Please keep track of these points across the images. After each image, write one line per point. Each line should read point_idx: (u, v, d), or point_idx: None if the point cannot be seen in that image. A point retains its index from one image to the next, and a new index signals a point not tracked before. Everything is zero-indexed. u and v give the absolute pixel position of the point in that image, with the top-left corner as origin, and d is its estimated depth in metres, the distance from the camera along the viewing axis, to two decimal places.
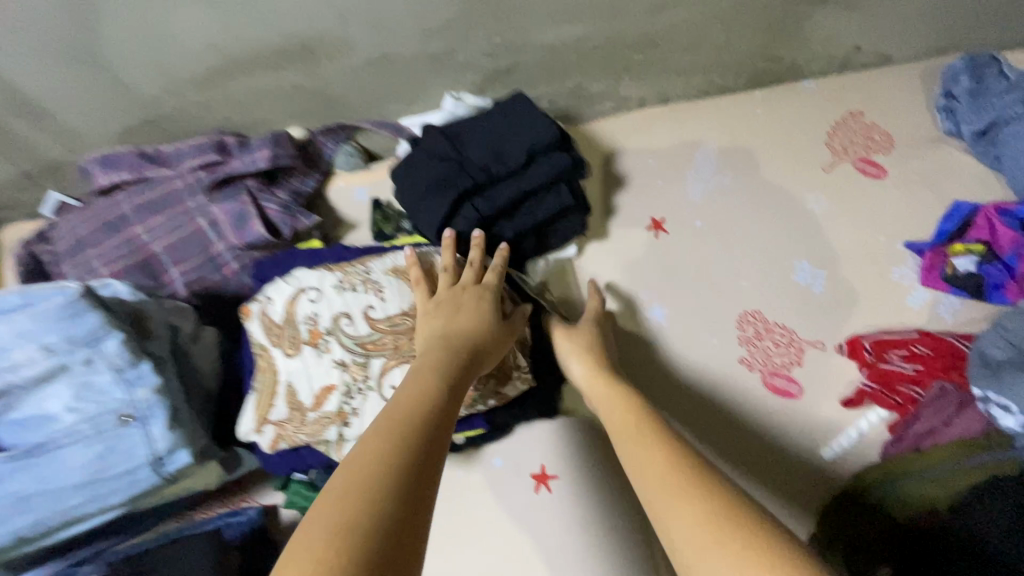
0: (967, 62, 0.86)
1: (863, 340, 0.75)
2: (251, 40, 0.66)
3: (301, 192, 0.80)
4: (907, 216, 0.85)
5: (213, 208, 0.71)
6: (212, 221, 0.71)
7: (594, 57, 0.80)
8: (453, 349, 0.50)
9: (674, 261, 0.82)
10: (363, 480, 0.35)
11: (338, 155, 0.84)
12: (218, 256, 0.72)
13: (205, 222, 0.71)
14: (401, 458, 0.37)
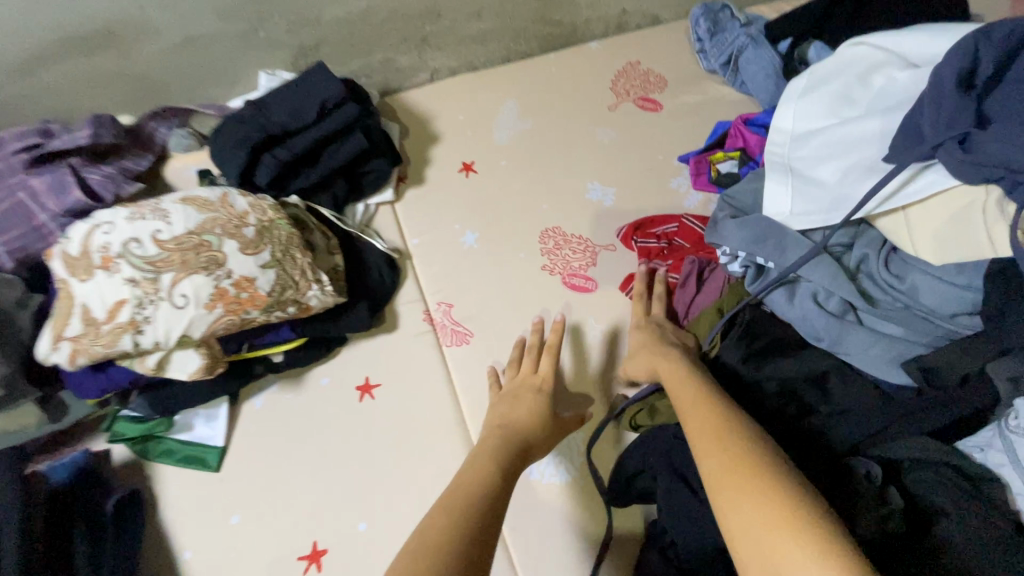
0: (704, 9, 1.04)
1: (632, 240, 0.87)
2: (55, 26, 0.75)
3: (133, 170, 0.86)
4: (683, 137, 0.99)
5: (32, 180, 0.77)
6: (32, 193, 0.77)
7: (387, 32, 0.93)
8: (508, 444, 0.63)
9: (485, 194, 0.92)
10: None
11: (169, 138, 0.90)
12: (42, 226, 0.77)
13: (25, 194, 0.77)
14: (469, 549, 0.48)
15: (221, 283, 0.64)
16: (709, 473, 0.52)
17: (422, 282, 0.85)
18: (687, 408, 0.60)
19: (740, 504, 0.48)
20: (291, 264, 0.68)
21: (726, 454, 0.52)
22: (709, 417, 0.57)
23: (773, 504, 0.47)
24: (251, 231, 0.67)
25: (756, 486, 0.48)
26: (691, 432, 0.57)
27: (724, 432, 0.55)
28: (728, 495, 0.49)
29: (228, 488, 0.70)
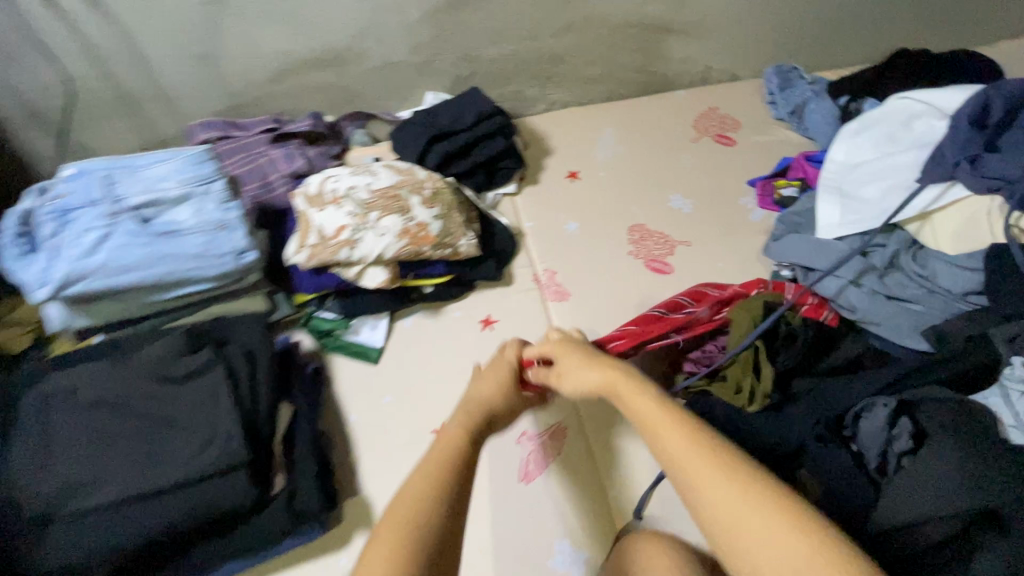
0: (776, 70, 1.28)
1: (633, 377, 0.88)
2: (306, 50, 1.08)
3: (329, 153, 1.14)
4: (752, 167, 1.20)
5: (271, 151, 1.09)
6: (270, 159, 1.08)
7: (524, 70, 1.22)
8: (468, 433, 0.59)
9: (585, 195, 1.17)
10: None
11: (355, 135, 1.21)
12: (272, 182, 1.06)
13: (265, 159, 1.08)
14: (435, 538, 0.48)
15: (408, 222, 0.91)
16: (709, 508, 0.46)
17: (533, 253, 1.09)
18: (658, 426, 0.52)
19: (756, 543, 0.43)
20: (452, 217, 0.95)
21: (722, 480, 0.46)
22: (681, 428, 0.51)
23: (794, 534, 0.42)
24: (428, 192, 0.95)
25: (760, 511, 0.44)
26: (672, 456, 0.50)
27: (705, 445, 0.49)
28: (742, 534, 0.44)
29: (382, 377, 0.94)
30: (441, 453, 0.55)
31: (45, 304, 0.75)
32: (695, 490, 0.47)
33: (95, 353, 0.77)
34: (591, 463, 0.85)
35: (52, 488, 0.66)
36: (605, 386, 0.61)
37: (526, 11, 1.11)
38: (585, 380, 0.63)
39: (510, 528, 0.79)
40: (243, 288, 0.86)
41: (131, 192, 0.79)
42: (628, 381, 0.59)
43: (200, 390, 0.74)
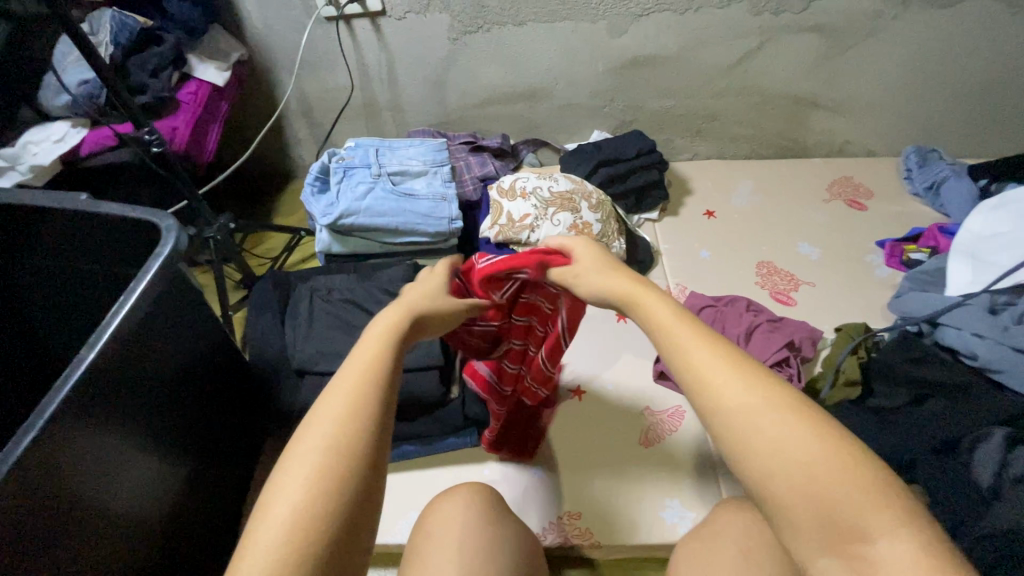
0: (915, 149, 1.39)
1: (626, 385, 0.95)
2: (510, 87, 1.37)
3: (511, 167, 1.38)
4: (881, 230, 1.30)
5: (468, 158, 1.33)
6: (467, 163, 1.32)
7: (679, 122, 1.43)
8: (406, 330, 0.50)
9: (718, 231, 1.33)
10: (311, 500, 0.37)
11: (528, 157, 1.44)
12: (465, 181, 1.29)
13: (463, 163, 1.31)
14: (363, 453, 0.40)
15: (577, 220, 1.12)
16: (759, 433, 0.39)
17: (667, 270, 1.26)
18: (679, 335, 0.46)
19: (765, 441, 0.38)
20: (610, 225, 1.15)
21: (736, 380, 0.41)
22: (692, 341, 0.45)
23: (811, 434, 0.38)
24: (594, 200, 1.16)
25: (777, 413, 0.39)
26: (711, 379, 0.42)
27: (719, 351, 0.44)
28: (750, 437, 0.39)
29: None
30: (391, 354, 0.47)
31: (321, 228, 1.05)
32: (743, 414, 0.40)
33: (341, 271, 1.05)
34: (704, 444, 0.97)
35: (309, 352, 0.90)
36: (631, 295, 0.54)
37: (693, 75, 1.33)
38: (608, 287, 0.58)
39: (627, 480, 0.93)
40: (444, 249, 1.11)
41: (390, 163, 1.10)
42: (646, 292, 0.53)
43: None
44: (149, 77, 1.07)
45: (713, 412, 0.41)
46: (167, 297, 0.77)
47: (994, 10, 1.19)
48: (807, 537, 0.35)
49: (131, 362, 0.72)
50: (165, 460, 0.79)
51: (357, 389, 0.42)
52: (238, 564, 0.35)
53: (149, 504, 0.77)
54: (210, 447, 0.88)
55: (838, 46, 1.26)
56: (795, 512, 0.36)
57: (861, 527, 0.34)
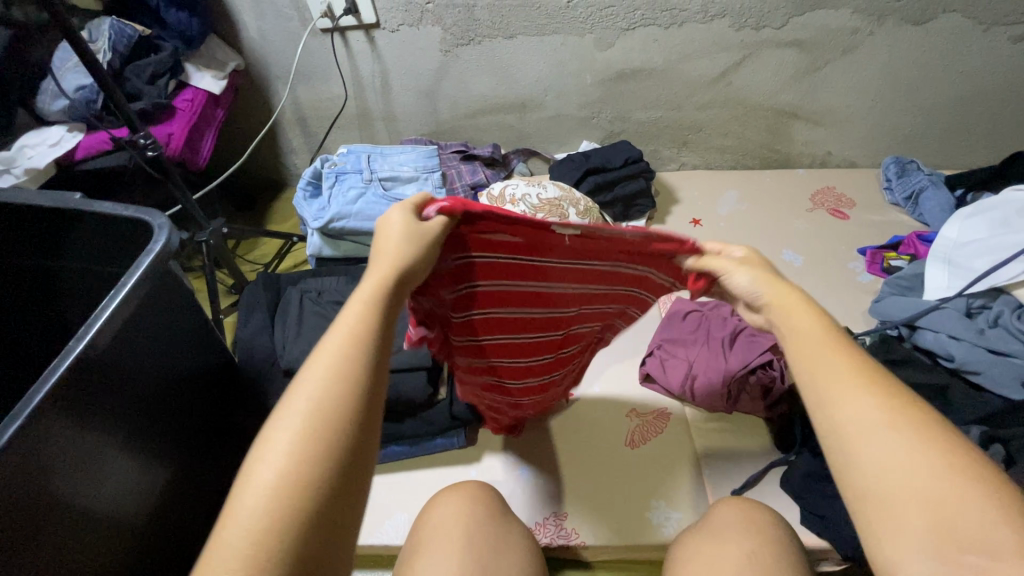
0: (894, 160, 1.43)
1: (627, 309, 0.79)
2: (500, 97, 1.40)
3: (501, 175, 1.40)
4: (864, 238, 1.33)
5: (459, 165, 1.35)
6: (457, 171, 1.34)
7: (665, 133, 1.47)
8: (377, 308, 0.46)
9: (704, 238, 1.35)
10: (273, 507, 0.37)
11: (518, 166, 1.46)
12: (456, 188, 1.31)
13: (454, 171, 1.34)
14: (328, 453, 0.39)
15: (565, 226, 1.15)
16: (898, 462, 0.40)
17: None
18: (809, 340, 0.49)
19: (884, 447, 0.41)
20: (597, 231, 1.17)
21: (866, 393, 0.44)
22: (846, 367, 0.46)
23: (934, 452, 0.40)
24: (582, 207, 1.19)
25: (901, 426, 0.42)
26: (854, 412, 0.43)
27: (851, 360, 0.47)
28: (873, 442, 0.42)
29: None
30: (372, 323, 0.45)
31: (312, 231, 1.07)
32: (879, 442, 0.42)
33: (331, 273, 1.06)
34: (691, 445, 0.98)
35: (298, 352, 0.91)
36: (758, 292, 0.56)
37: (679, 87, 1.37)
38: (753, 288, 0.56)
39: (615, 481, 0.93)
40: None
41: (381, 169, 1.12)
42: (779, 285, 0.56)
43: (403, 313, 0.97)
44: (145, 83, 1.09)
45: (836, 417, 0.44)
46: (156, 293, 0.78)
47: (967, 27, 1.23)
48: (917, 541, 0.37)
49: (111, 359, 0.71)
50: (137, 464, 0.77)
51: (321, 388, 0.41)
52: (220, 532, 0.36)
53: (129, 504, 0.76)
54: (185, 451, 0.86)
55: (817, 61, 1.30)
56: (909, 514, 0.38)
57: (976, 538, 0.36)
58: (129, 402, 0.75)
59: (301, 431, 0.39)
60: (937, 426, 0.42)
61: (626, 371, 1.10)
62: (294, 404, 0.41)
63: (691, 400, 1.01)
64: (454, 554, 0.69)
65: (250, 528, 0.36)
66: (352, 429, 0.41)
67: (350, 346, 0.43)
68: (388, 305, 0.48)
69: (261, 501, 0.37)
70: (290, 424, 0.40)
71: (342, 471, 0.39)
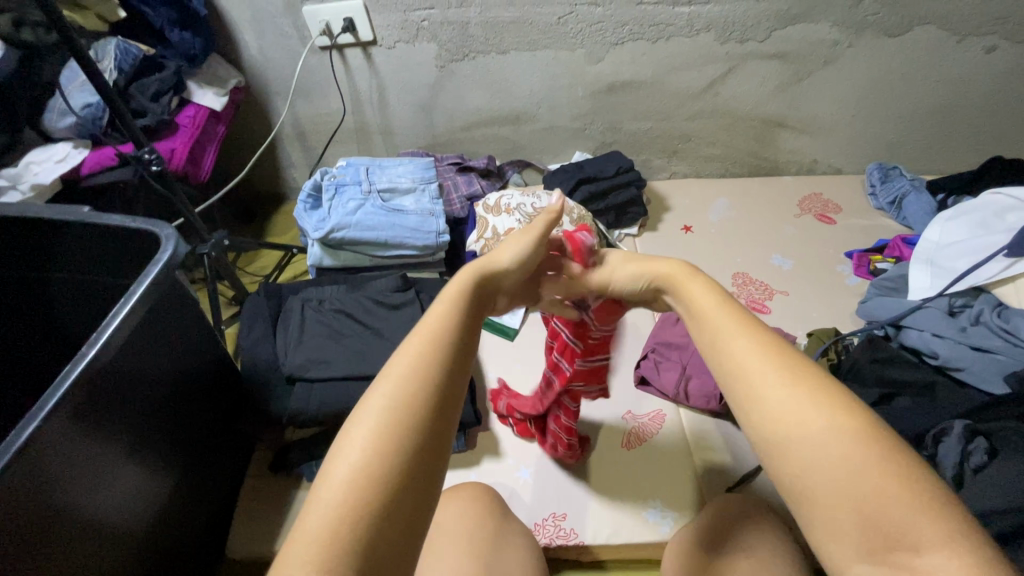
0: (878, 166, 1.47)
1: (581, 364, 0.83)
2: (495, 111, 1.44)
3: (496, 186, 1.44)
4: (851, 242, 1.36)
5: (455, 177, 1.39)
6: (454, 182, 1.38)
7: (656, 144, 1.51)
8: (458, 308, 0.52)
9: (695, 244, 1.39)
10: (358, 489, 0.38)
11: (513, 177, 1.50)
12: (452, 200, 1.34)
13: (450, 182, 1.37)
14: (417, 438, 0.41)
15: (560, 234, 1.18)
16: (814, 454, 0.40)
17: None
18: (727, 333, 0.50)
19: (806, 444, 0.41)
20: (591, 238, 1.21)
21: (790, 387, 0.44)
22: (755, 356, 0.47)
23: (861, 444, 0.40)
24: (576, 215, 1.22)
25: (826, 418, 0.42)
26: (767, 406, 0.44)
27: (769, 350, 0.47)
28: (797, 438, 0.42)
29: (517, 350, 1.15)
30: (450, 324, 0.49)
31: (313, 242, 1.09)
32: (792, 435, 0.42)
33: (332, 282, 1.09)
34: (686, 445, 1.00)
35: (300, 359, 0.93)
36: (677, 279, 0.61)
37: (668, 99, 1.41)
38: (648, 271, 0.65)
39: (613, 482, 0.95)
40: (433, 262, 1.15)
41: (380, 180, 1.15)
42: (693, 281, 0.59)
43: (403, 319, 1.00)
44: (149, 101, 1.13)
45: (753, 413, 0.45)
46: (163, 301, 0.80)
47: (942, 39, 1.28)
48: (849, 541, 0.38)
49: (120, 365, 0.73)
50: (142, 469, 0.78)
51: (406, 377, 0.43)
52: (302, 519, 0.37)
53: (133, 510, 0.77)
54: (188, 456, 0.87)
55: (800, 72, 1.35)
56: (840, 513, 0.38)
57: (905, 534, 0.36)
58: (136, 408, 0.77)
59: (388, 415, 0.41)
60: (863, 415, 0.42)
61: (622, 374, 1.12)
62: (376, 391, 0.43)
63: (685, 402, 1.04)
64: (457, 553, 0.71)
65: (336, 510, 0.37)
66: (438, 418, 0.43)
67: (429, 342, 0.46)
68: (469, 313, 0.53)
69: (343, 484, 0.38)
70: (371, 409, 0.42)
71: (427, 458, 0.41)
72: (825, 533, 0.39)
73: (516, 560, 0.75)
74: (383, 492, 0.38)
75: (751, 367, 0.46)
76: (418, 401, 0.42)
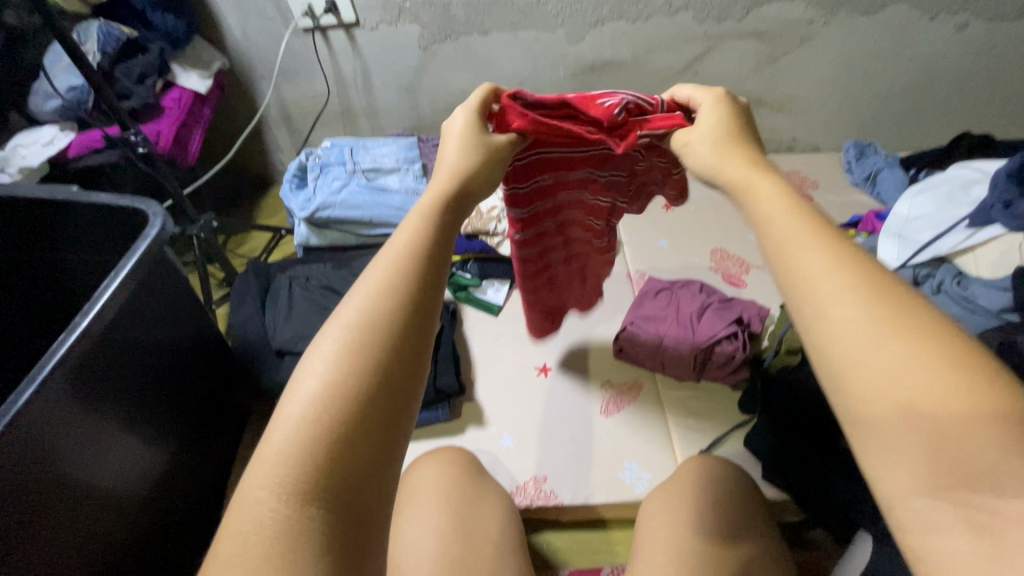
0: (854, 144, 1.50)
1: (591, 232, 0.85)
2: (478, 92, 1.46)
3: None
4: (827, 218, 1.40)
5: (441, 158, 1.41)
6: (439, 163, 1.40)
7: None
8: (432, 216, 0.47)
9: (675, 222, 1.42)
10: (327, 409, 0.35)
11: None
12: None
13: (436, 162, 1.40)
14: (389, 351, 0.38)
15: None
16: (889, 375, 0.33)
17: (628, 257, 1.33)
18: (786, 238, 0.41)
19: (880, 362, 0.33)
20: None
21: (861, 302, 0.35)
22: (827, 259, 0.38)
23: (943, 366, 0.32)
24: None
25: (897, 336, 0.33)
26: (837, 319, 0.36)
27: (845, 260, 0.38)
28: (867, 357, 0.34)
29: (501, 325, 1.19)
30: (427, 238, 0.45)
31: (299, 222, 1.12)
32: (867, 352, 0.34)
33: (318, 261, 1.11)
34: (663, 413, 1.04)
35: (289, 334, 0.96)
36: (739, 185, 0.48)
37: (648, 79, 1.43)
38: (717, 167, 0.51)
39: (594, 447, 0.99)
40: None
41: (366, 160, 1.18)
42: (756, 186, 0.46)
43: None
44: (134, 84, 1.14)
45: (823, 322, 0.36)
46: (153, 277, 0.83)
47: (915, 17, 1.31)
48: (913, 475, 0.31)
49: (113, 338, 0.77)
50: (136, 437, 0.82)
51: (376, 293, 0.40)
52: (266, 441, 0.35)
53: (130, 476, 0.81)
54: (183, 429, 0.91)
55: (777, 51, 1.38)
56: (906, 439, 0.31)
57: (989, 473, 0.29)
58: (128, 378, 0.80)
59: (363, 327, 0.39)
60: (948, 338, 0.33)
61: (601, 345, 1.15)
62: (345, 306, 0.40)
63: (661, 370, 1.08)
64: (435, 511, 0.75)
65: (302, 430, 0.35)
66: (405, 334, 0.39)
67: (401, 256, 0.43)
68: (443, 223, 0.48)
69: (311, 405, 0.35)
70: (342, 322, 0.39)
71: (394, 374, 0.38)
72: (879, 464, 0.32)
73: (493, 516, 0.79)
74: (352, 411, 0.36)
75: (828, 274, 0.37)
76: (388, 312, 0.40)
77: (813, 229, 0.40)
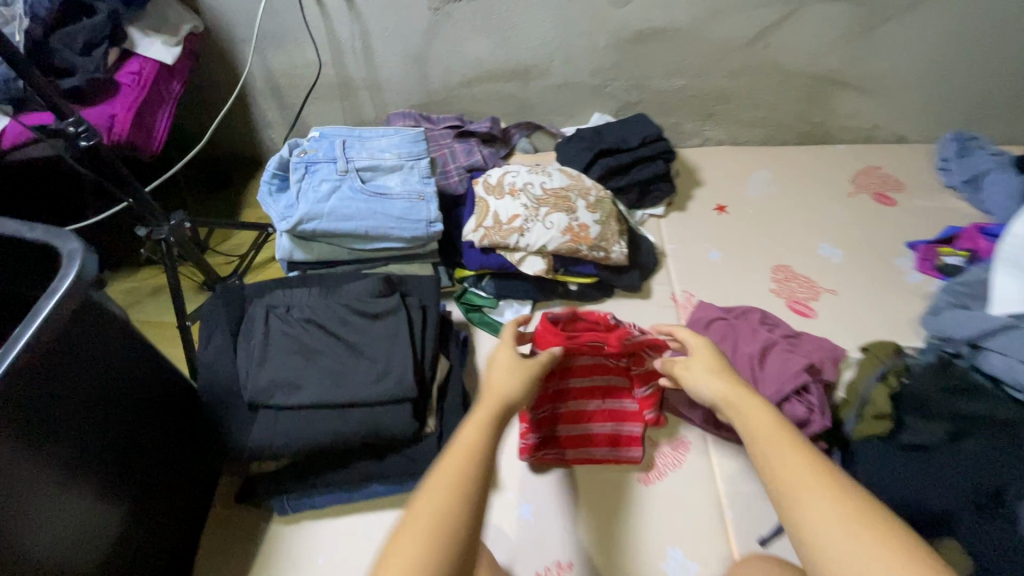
0: (955, 136, 1.24)
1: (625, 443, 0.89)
2: (499, 64, 1.21)
3: (499, 154, 1.25)
4: (914, 229, 1.16)
5: (454, 144, 1.20)
6: (452, 150, 1.18)
7: (689, 105, 1.27)
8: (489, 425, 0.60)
9: (729, 229, 1.19)
10: None
11: (520, 142, 1.29)
12: (450, 171, 1.16)
13: (448, 150, 1.18)
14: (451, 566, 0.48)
15: (573, 222, 0.99)
16: (846, 562, 0.47)
17: (673, 274, 1.12)
18: (767, 442, 0.58)
19: (850, 556, 0.48)
20: (609, 227, 1.02)
21: (831, 501, 0.51)
22: (802, 466, 0.54)
23: (891, 559, 0.47)
24: (593, 199, 1.03)
25: (858, 533, 0.48)
26: (817, 516, 0.50)
27: (820, 470, 0.54)
28: (836, 548, 0.48)
29: None
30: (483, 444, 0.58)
31: (281, 233, 0.93)
32: (829, 541, 0.49)
33: (304, 284, 0.92)
34: (713, 486, 0.86)
35: (264, 383, 0.79)
36: (730, 401, 0.65)
37: (706, 53, 1.17)
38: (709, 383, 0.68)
39: (629, 528, 0.82)
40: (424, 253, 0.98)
41: (359, 156, 0.96)
42: (744, 394, 0.65)
43: (386, 330, 0.84)
44: (79, 55, 0.94)
45: (798, 515, 0.51)
46: (87, 312, 0.65)
47: None
48: None
49: (33, 378, 0.59)
50: (86, 493, 0.66)
51: (452, 501, 0.51)
52: None
53: (85, 539, 0.66)
54: (145, 476, 0.74)
55: (872, 19, 1.11)
56: None
57: None
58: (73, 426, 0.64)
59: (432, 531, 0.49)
60: (892, 537, 0.48)
61: None
62: (422, 512, 0.51)
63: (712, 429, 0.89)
64: None
65: None
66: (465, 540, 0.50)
67: (470, 464, 0.55)
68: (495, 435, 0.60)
69: None
70: (407, 540, 0.49)
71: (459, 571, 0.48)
72: None
73: None
74: None
75: (792, 476, 0.54)
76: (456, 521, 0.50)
77: (792, 441, 0.57)
